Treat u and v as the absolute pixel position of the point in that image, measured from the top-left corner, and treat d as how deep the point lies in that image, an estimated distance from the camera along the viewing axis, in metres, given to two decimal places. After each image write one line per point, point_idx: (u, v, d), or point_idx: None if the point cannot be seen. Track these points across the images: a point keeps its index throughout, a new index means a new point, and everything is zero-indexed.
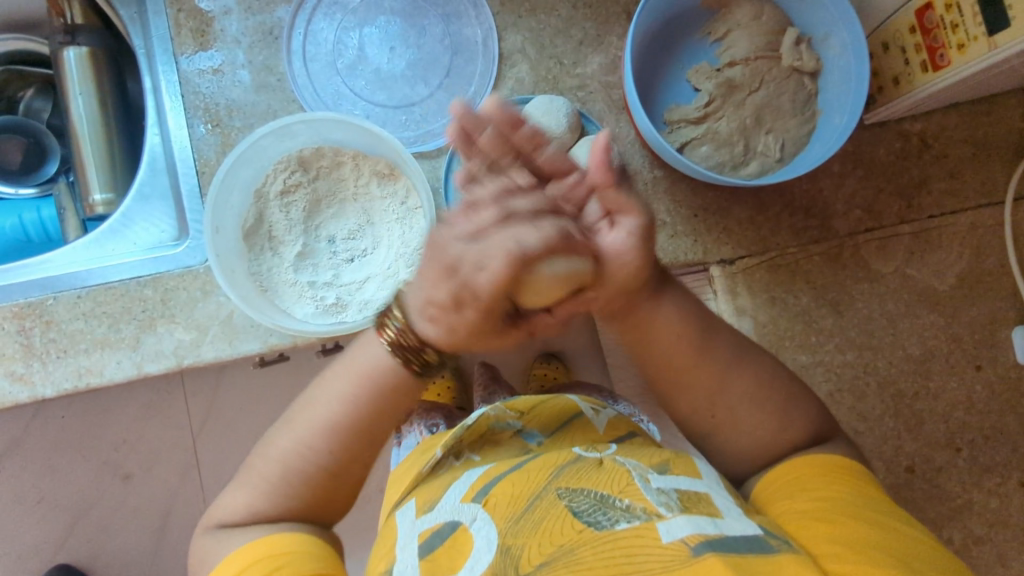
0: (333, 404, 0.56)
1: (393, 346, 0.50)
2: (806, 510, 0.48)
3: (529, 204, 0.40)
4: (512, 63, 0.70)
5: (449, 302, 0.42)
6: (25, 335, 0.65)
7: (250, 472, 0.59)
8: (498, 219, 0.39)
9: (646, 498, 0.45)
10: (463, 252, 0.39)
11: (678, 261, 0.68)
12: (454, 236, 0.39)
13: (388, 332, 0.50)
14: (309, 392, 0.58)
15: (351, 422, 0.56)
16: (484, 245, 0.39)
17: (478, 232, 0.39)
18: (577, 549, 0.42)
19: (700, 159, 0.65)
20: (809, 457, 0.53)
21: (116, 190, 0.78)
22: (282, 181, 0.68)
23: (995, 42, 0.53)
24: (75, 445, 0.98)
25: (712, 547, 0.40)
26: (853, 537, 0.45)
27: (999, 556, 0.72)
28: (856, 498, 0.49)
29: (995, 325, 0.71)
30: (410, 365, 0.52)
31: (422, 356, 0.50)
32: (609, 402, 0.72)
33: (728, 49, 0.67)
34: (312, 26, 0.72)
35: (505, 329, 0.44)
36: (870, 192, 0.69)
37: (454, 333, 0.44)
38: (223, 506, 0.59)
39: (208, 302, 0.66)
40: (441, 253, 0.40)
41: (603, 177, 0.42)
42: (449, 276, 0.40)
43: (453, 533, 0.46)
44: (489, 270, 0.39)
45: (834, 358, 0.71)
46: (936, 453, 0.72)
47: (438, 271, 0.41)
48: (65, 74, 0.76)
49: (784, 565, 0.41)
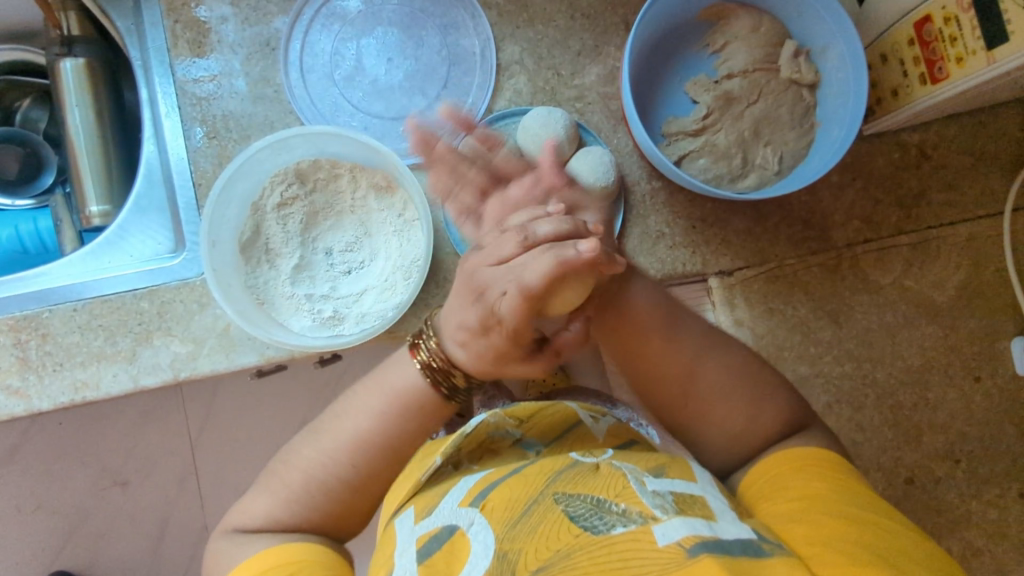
0: (365, 419, 0.58)
1: (423, 366, 0.56)
2: (789, 511, 0.48)
3: (550, 229, 0.46)
4: (510, 74, 0.70)
5: (477, 327, 0.49)
6: (22, 349, 0.65)
7: (271, 478, 0.59)
8: (521, 245, 0.46)
9: (641, 502, 0.44)
10: (491, 277, 0.47)
11: (677, 271, 0.68)
12: (484, 263, 0.47)
13: (421, 354, 0.56)
14: (339, 406, 0.60)
15: (381, 441, 0.58)
16: (510, 269, 0.45)
17: (503, 261, 0.46)
18: (572, 553, 0.41)
19: (698, 172, 0.64)
20: (787, 453, 0.54)
21: (113, 202, 0.78)
22: (280, 194, 0.68)
23: (992, 56, 0.53)
24: (73, 452, 0.98)
25: (707, 548, 0.39)
26: (839, 536, 0.44)
27: (997, 567, 0.72)
28: (837, 494, 0.48)
29: (994, 336, 0.71)
30: (438, 388, 0.56)
31: (451, 379, 0.56)
32: (608, 407, 0.72)
33: (727, 60, 0.66)
34: (309, 37, 0.72)
35: (530, 356, 0.50)
36: (868, 203, 0.69)
37: (481, 358, 0.51)
38: (240, 512, 0.58)
39: (204, 315, 0.66)
40: (473, 280, 0.48)
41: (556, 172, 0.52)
42: (479, 299, 0.48)
43: (451, 537, 0.46)
44: (508, 296, 0.45)
45: (833, 369, 0.71)
46: (935, 464, 0.72)
47: (471, 297, 0.49)
48: (61, 84, 0.76)
49: (775, 567, 0.40)
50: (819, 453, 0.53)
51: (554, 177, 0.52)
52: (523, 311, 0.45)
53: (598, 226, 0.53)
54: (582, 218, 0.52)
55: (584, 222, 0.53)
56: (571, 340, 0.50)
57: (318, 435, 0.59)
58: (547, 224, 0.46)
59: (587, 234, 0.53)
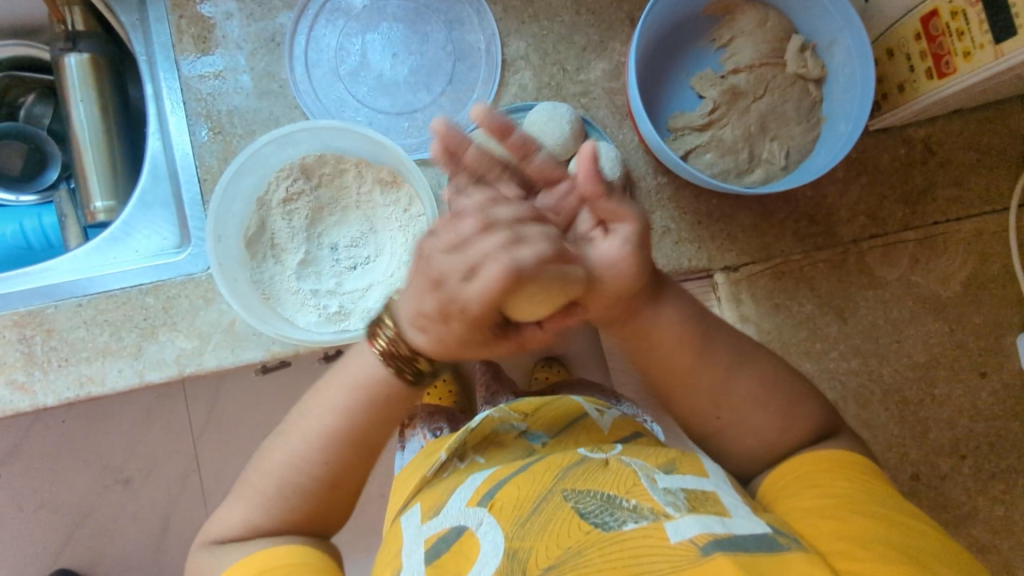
0: (327, 415, 0.55)
1: (384, 354, 0.50)
2: (814, 507, 0.48)
3: (511, 212, 0.39)
4: (516, 69, 0.70)
5: (436, 314, 0.42)
6: (27, 344, 0.64)
7: (245, 486, 0.58)
8: (478, 228, 0.38)
9: (653, 498, 0.44)
10: (446, 265, 0.38)
11: (683, 267, 0.68)
12: (437, 248, 0.39)
13: (379, 342, 0.50)
14: (303, 404, 0.57)
15: (342, 435, 0.55)
16: (467, 253, 0.38)
17: (460, 245, 0.38)
18: (584, 552, 0.41)
19: (705, 167, 0.64)
20: (814, 453, 0.53)
21: (118, 198, 0.78)
22: (285, 189, 0.68)
23: (1000, 51, 0.53)
24: (75, 450, 0.98)
25: (720, 546, 0.40)
26: (867, 537, 0.44)
27: (1004, 563, 0.72)
28: (863, 494, 0.48)
29: (1000, 331, 0.71)
30: (403, 375, 0.51)
31: (416, 365, 0.50)
32: (612, 402, 0.71)
33: (734, 55, 0.66)
34: (314, 33, 0.72)
35: (494, 339, 0.43)
36: (874, 199, 0.69)
37: (444, 344, 0.44)
38: (218, 521, 0.58)
39: (210, 310, 0.66)
40: (429, 268, 0.40)
41: (591, 187, 0.43)
42: (437, 288, 0.40)
43: (459, 538, 0.46)
44: (474, 283, 0.38)
45: (838, 365, 0.71)
46: (941, 460, 0.72)
47: (427, 282, 0.41)
48: (65, 80, 0.76)
49: (792, 564, 0.40)
50: (846, 454, 0.53)
51: (588, 190, 0.43)
52: (493, 302, 0.39)
53: (628, 239, 0.45)
54: (605, 232, 0.46)
55: (611, 233, 0.45)
56: (540, 334, 0.45)
57: (285, 437, 0.57)
58: (507, 206, 0.39)
59: (607, 243, 0.45)
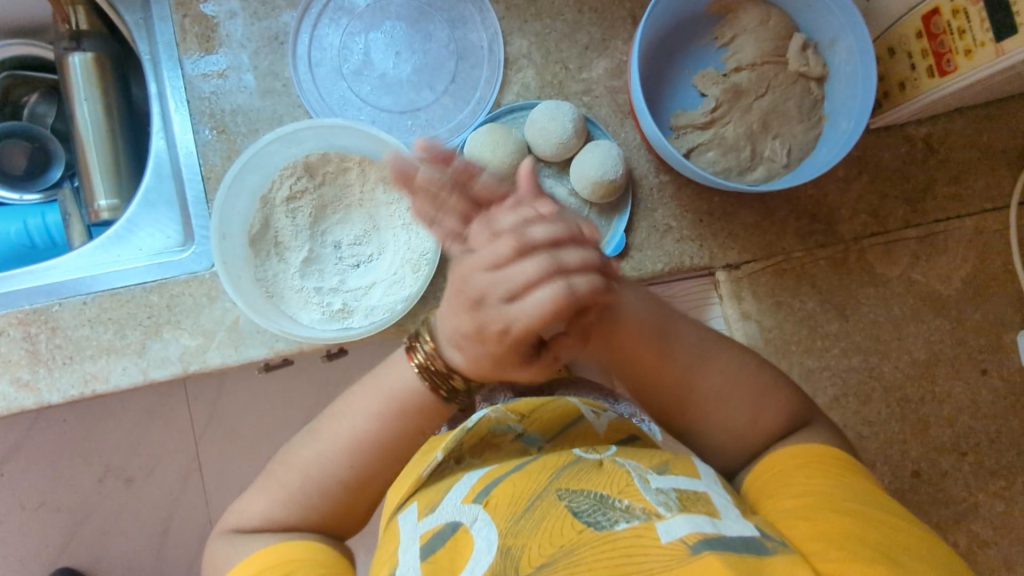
0: (362, 420, 0.57)
1: (422, 368, 0.53)
2: (791, 506, 0.48)
3: (547, 231, 0.39)
4: (518, 68, 0.70)
5: (474, 334, 0.44)
6: (31, 341, 0.65)
7: (269, 478, 0.58)
8: (514, 252, 0.39)
9: (645, 498, 0.44)
10: (488, 284, 0.40)
11: (685, 265, 0.68)
12: (477, 270, 0.40)
13: (418, 356, 0.53)
14: (338, 407, 0.59)
15: (377, 439, 0.57)
16: (506, 276, 0.39)
17: (499, 268, 0.40)
18: (576, 550, 0.41)
19: (707, 165, 0.65)
20: (793, 448, 0.54)
21: (121, 196, 0.78)
22: (288, 187, 0.68)
23: (1002, 49, 0.53)
24: (77, 449, 0.98)
25: (710, 545, 0.40)
26: (841, 531, 0.44)
27: (1004, 560, 0.72)
28: (837, 489, 0.49)
29: (1001, 330, 0.71)
30: (437, 391, 0.54)
31: (450, 383, 0.54)
32: (609, 402, 0.71)
33: (736, 54, 0.66)
34: (318, 31, 0.72)
35: (530, 358, 0.45)
36: (875, 197, 0.69)
37: (479, 363, 0.46)
38: (236, 513, 0.58)
39: (213, 308, 0.66)
40: (468, 288, 0.41)
41: (536, 198, 0.43)
42: (475, 309, 0.42)
43: (454, 534, 0.46)
44: (525, 313, 0.39)
45: (839, 363, 0.71)
46: (942, 457, 0.72)
47: (466, 303, 0.43)
48: (70, 79, 0.76)
49: (776, 565, 0.41)
50: (822, 449, 0.53)
51: (535, 197, 0.43)
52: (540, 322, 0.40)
53: None
54: None
55: None
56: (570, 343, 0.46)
57: (316, 436, 0.58)
58: (542, 225, 0.40)
59: None
